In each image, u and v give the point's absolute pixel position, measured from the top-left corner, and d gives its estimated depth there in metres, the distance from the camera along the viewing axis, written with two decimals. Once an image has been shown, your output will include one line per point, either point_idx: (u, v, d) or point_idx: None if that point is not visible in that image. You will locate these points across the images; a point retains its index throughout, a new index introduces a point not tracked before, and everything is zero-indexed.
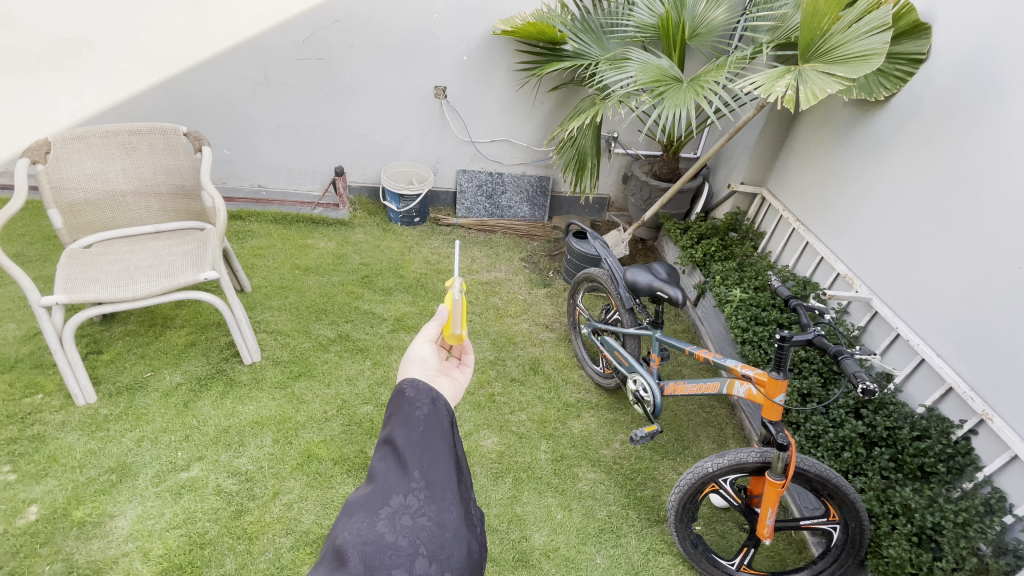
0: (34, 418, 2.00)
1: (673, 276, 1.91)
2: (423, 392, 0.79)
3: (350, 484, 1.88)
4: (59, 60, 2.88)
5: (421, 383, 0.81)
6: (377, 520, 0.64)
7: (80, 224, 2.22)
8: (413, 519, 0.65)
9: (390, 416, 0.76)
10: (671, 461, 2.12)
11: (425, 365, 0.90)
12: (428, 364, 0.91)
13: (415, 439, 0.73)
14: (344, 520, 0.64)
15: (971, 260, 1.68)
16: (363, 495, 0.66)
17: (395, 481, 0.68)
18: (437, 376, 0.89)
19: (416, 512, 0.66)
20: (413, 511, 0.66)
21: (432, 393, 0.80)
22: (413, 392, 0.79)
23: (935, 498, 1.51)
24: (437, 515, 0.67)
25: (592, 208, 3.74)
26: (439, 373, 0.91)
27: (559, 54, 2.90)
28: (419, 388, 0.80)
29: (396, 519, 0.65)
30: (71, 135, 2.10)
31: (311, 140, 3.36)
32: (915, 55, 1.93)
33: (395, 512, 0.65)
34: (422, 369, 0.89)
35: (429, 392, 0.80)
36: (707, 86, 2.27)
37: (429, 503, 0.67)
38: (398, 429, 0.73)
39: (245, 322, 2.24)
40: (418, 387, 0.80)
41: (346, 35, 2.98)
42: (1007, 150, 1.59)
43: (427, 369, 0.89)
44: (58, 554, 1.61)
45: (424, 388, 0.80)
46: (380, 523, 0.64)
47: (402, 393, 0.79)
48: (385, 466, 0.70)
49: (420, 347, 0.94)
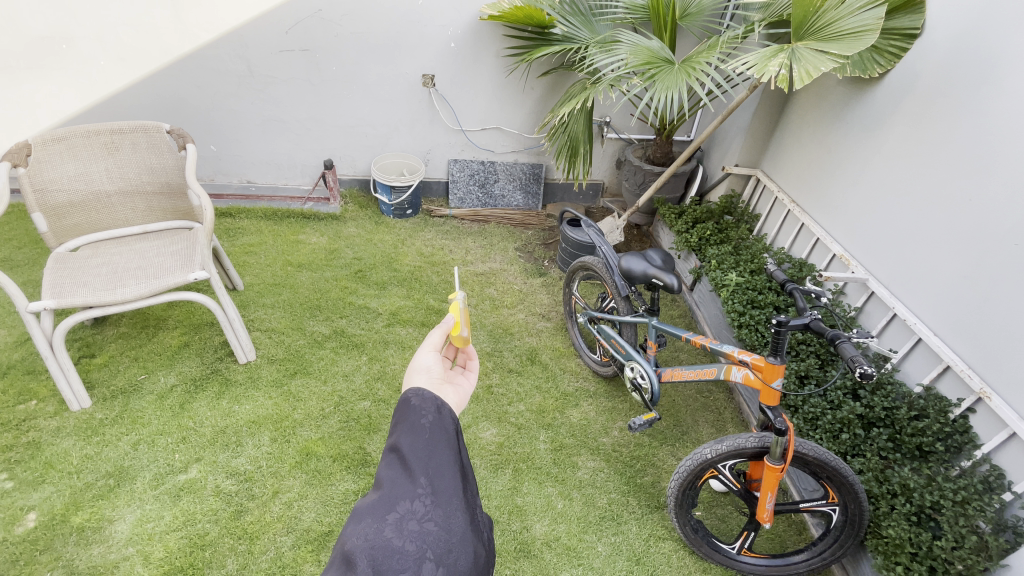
0: (29, 425, 1.99)
1: (668, 262, 1.88)
2: (428, 401, 0.78)
3: (350, 482, 1.87)
4: (36, 59, 2.81)
5: (426, 392, 0.79)
6: (384, 526, 0.62)
7: (64, 227, 2.19)
8: (419, 524, 0.64)
9: (396, 424, 0.75)
10: (671, 447, 2.12)
11: (430, 373, 0.88)
12: (433, 373, 0.89)
13: (421, 446, 0.71)
14: (352, 525, 0.63)
15: (969, 236, 1.66)
16: (371, 502, 0.65)
17: (402, 486, 0.67)
18: (442, 384, 0.87)
19: (423, 517, 0.64)
20: (420, 517, 0.64)
21: (437, 401, 0.79)
22: (418, 400, 0.77)
23: (934, 477, 1.52)
24: (444, 520, 0.65)
25: (586, 194, 3.70)
26: (444, 382, 0.88)
27: (548, 38, 2.80)
28: (425, 396, 0.78)
29: (402, 524, 0.63)
30: (51, 137, 2.07)
31: (299, 133, 3.31)
32: (909, 30, 1.89)
33: (401, 517, 0.64)
34: (427, 378, 0.87)
35: (434, 400, 0.78)
36: (699, 67, 2.23)
37: (435, 508, 0.66)
38: (403, 437, 0.72)
39: (238, 321, 2.21)
40: (423, 395, 0.78)
41: (330, 25, 2.92)
42: (1004, 125, 1.56)
43: (432, 378, 0.87)
44: (58, 561, 1.61)
45: (429, 396, 0.78)
46: (388, 528, 0.62)
47: (407, 402, 0.78)
48: (392, 473, 0.68)
49: (425, 357, 0.92)
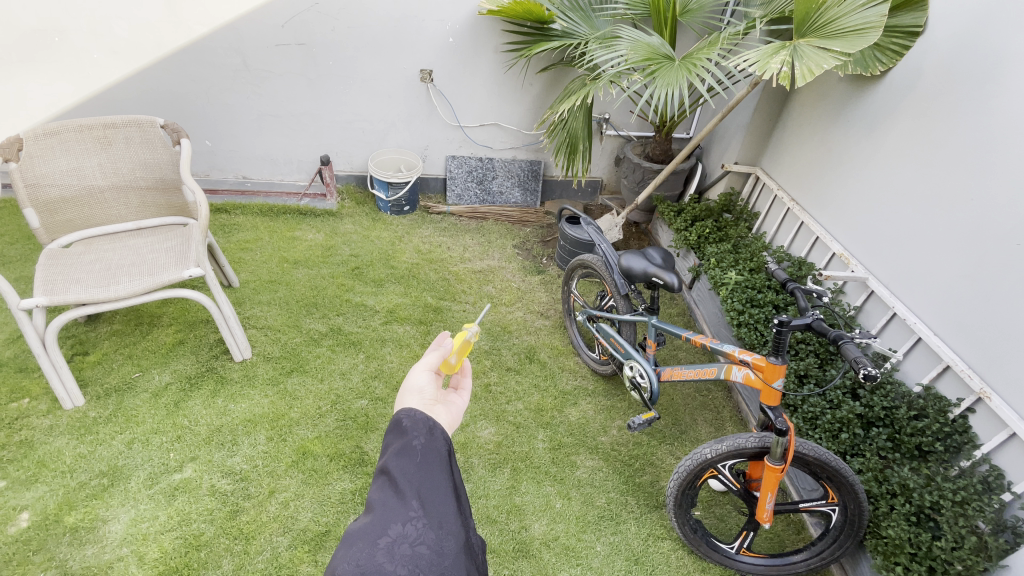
0: (21, 423, 1.96)
1: (668, 260, 1.85)
2: (420, 421, 0.76)
3: (347, 481, 1.86)
4: (29, 52, 2.77)
5: (418, 412, 0.78)
6: (376, 550, 0.61)
7: (57, 223, 2.15)
8: (412, 548, 0.62)
9: (388, 446, 0.73)
10: (669, 446, 2.12)
11: (423, 395, 0.86)
12: (426, 394, 0.86)
13: (412, 469, 0.69)
14: (343, 551, 0.61)
15: (971, 235, 1.65)
16: (362, 525, 0.63)
17: (394, 509, 0.65)
18: (434, 405, 0.85)
19: (415, 541, 0.63)
20: (413, 540, 0.63)
21: (430, 421, 0.77)
22: (411, 421, 0.76)
23: (933, 477, 1.52)
24: (437, 543, 0.64)
25: (585, 191, 3.69)
26: (437, 403, 0.86)
27: (547, 34, 2.77)
28: (417, 418, 0.77)
29: (394, 548, 0.61)
30: (44, 131, 2.04)
31: (296, 128, 3.27)
32: (911, 27, 1.88)
33: (394, 541, 0.62)
34: (419, 400, 0.84)
35: (426, 420, 0.77)
36: (700, 64, 2.21)
37: (428, 530, 0.64)
38: (394, 459, 0.70)
39: (234, 319, 2.18)
40: (415, 416, 0.77)
41: (326, 19, 2.88)
42: (1007, 124, 1.55)
43: (424, 400, 0.85)
44: (51, 561, 1.59)
45: (420, 417, 0.77)
46: (379, 553, 0.61)
47: (399, 423, 0.76)
48: (384, 496, 0.67)
49: (419, 376, 0.89)
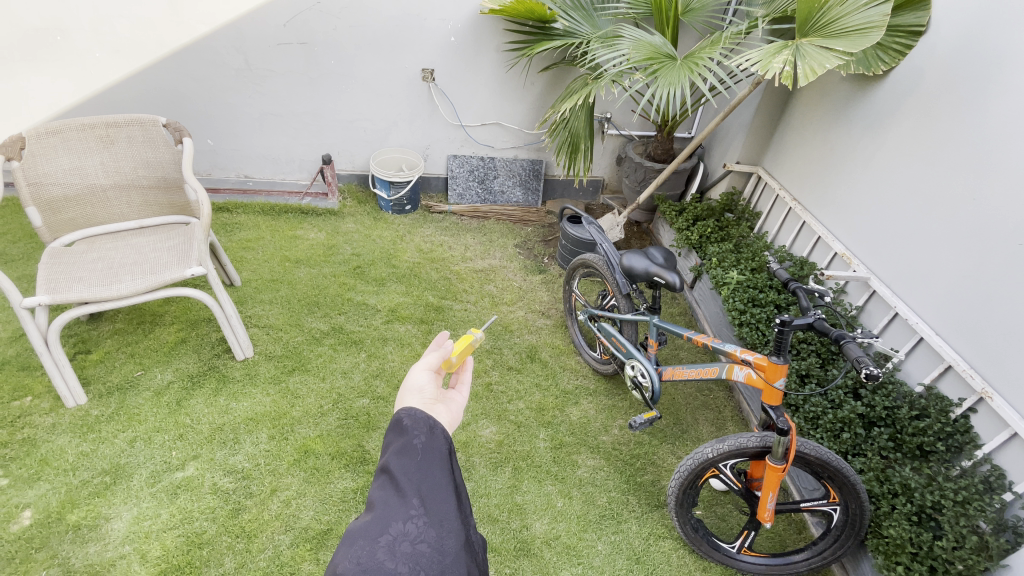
0: (24, 421, 1.97)
1: (670, 260, 1.85)
2: (421, 421, 0.76)
3: (349, 479, 1.86)
4: (31, 50, 2.78)
5: (418, 411, 0.78)
6: (376, 548, 0.61)
7: (59, 221, 2.16)
8: (412, 546, 0.62)
9: (388, 445, 0.73)
10: (670, 445, 2.12)
11: (423, 394, 0.86)
12: (426, 393, 0.86)
13: (413, 468, 0.70)
14: (344, 549, 0.61)
15: (972, 234, 1.65)
16: (363, 524, 0.64)
17: (394, 508, 0.65)
18: (434, 404, 0.85)
19: (416, 539, 0.63)
20: (413, 538, 0.63)
21: (430, 420, 0.77)
22: (411, 420, 0.76)
23: (934, 477, 1.52)
24: (437, 542, 0.64)
25: (586, 190, 3.69)
26: (437, 402, 0.86)
27: (549, 33, 2.77)
28: (417, 417, 0.77)
29: (395, 546, 0.61)
30: (47, 129, 2.04)
31: (298, 127, 3.28)
32: (914, 27, 1.88)
33: (394, 539, 0.62)
34: (419, 399, 0.85)
35: (427, 419, 0.77)
36: (702, 63, 2.20)
37: (429, 528, 0.64)
38: (394, 458, 0.70)
39: (235, 317, 2.19)
40: (416, 415, 0.77)
41: (328, 18, 2.88)
42: (1009, 124, 1.55)
43: (424, 399, 0.85)
44: (54, 559, 1.59)
45: (421, 416, 0.77)
46: (380, 551, 0.61)
47: (399, 422, 0.76)
48: (384, 495, 0.67)
49: (419, 375, 0.89)
